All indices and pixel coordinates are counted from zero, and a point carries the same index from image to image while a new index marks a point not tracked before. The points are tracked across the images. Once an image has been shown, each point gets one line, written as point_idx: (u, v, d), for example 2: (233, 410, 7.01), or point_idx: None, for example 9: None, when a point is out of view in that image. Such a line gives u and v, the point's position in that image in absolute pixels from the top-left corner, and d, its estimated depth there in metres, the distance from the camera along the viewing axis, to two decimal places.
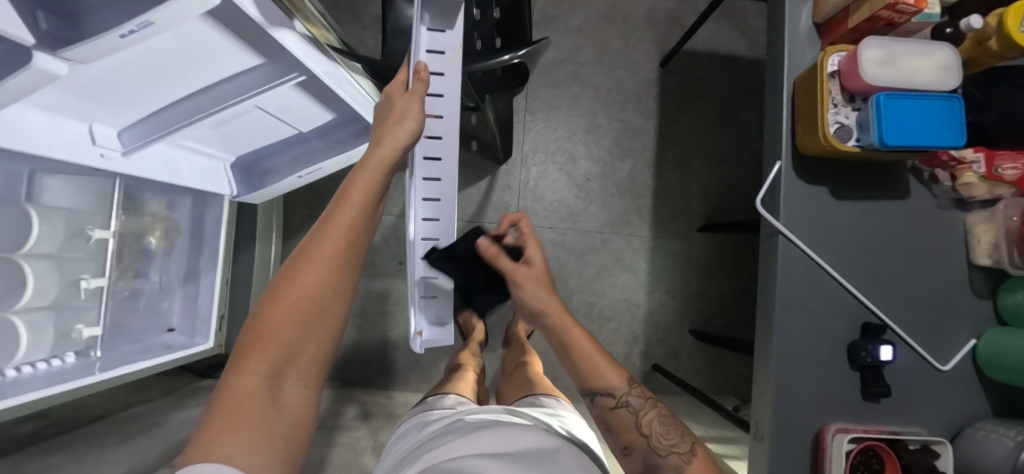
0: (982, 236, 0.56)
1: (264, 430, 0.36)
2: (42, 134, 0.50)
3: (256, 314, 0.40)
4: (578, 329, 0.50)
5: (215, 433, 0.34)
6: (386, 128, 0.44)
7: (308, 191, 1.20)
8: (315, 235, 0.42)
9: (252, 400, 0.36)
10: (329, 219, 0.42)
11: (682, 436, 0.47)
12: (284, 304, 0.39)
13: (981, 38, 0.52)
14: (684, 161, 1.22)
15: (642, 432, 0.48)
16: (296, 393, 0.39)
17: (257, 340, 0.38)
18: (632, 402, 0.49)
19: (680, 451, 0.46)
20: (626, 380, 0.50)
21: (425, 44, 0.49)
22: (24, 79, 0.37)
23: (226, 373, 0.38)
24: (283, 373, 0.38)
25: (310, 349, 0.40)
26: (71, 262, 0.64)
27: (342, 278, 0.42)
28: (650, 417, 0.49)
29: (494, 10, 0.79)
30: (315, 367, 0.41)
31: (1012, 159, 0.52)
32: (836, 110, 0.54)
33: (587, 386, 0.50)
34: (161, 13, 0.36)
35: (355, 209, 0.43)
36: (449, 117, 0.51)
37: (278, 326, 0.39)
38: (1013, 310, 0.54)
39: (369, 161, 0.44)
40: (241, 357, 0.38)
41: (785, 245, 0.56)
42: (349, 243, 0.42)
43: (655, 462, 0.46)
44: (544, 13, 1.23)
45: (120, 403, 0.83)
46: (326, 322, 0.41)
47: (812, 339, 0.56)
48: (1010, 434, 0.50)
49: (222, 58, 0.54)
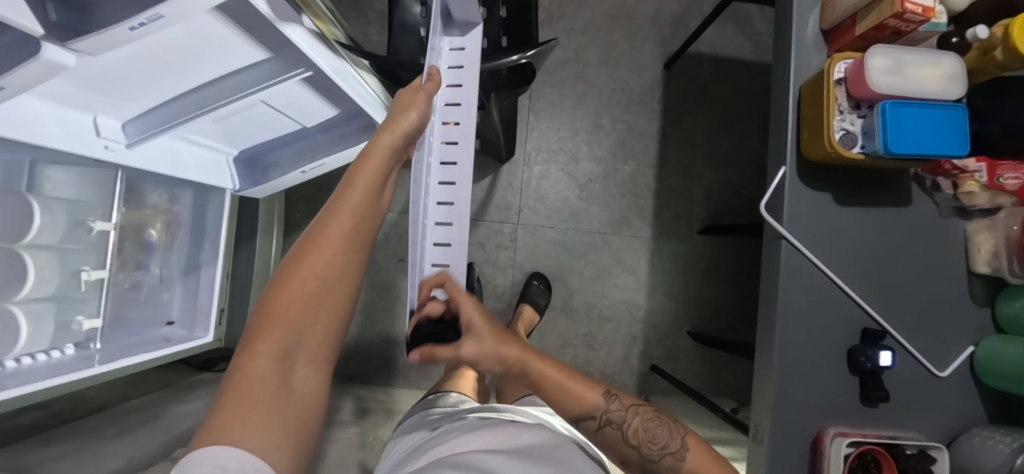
0: (982, 244, 0.57)
1: (276, 412, 0.36)
2: (46, 123, 0.49)
3: (266, 299, 0.41)
4: (540, 358, 0.48)
5: (226, 416, 0.34)
6: (388, 120, 0.46)
7: (311, 186, 1.20)
8: (321, 219, 0.45)
9: (265, 381, 0.37)
10: (335, 205, 0.45)
11: (671, 433, 0.47)
12: (293, 285, 0.41)
13: (986, 48, 0.53)
14: (686, 163, 1.22)
15: (631, 444, 0.48)
16: (305, 377, 0.40)
17: (267, 321, 0.40)
18: (614, 418, 0.48)
19: (672, 451, 0.46)
20: (604, 395, 0.48)
21: (448, 61, 0.52)
22: (32, 71, 0.37)
23: (237, 356, 0.39)
24: (292, 355, 0.40)
25: (318, 331, 0.42)
26: (71, 254, 0.63)
27: (349, 260, 0.44)
28: (636, 426, 0.48)
29: (501, 9, 0.80)
30: (322, 349, 0.42)
31: (1013, 169, 0.53)
32: (842, 117, 0.54)
33: (569, 416, 0.49)
34: (170, 7, 0.36)
35: (360, 195, 0.45)
36: (466, 123, 0.50)
37: (287, 307, 0.40)
38: (1012, 319, 0.54)
39: (376, 147, 0.46)
40: (251, 339, 0.39)
41: (788, 250, 0.57)
42: (355, 227, 0.45)
43: (651, 467, 0.47)
44: (549, 13, 1.23)
45: (119, 396, 0.83)
46: (334, 304, 0.43)
47: (812, 344, 0.56)
48: (1006, 441, 0.51)
49: (231, 52, 0.53)
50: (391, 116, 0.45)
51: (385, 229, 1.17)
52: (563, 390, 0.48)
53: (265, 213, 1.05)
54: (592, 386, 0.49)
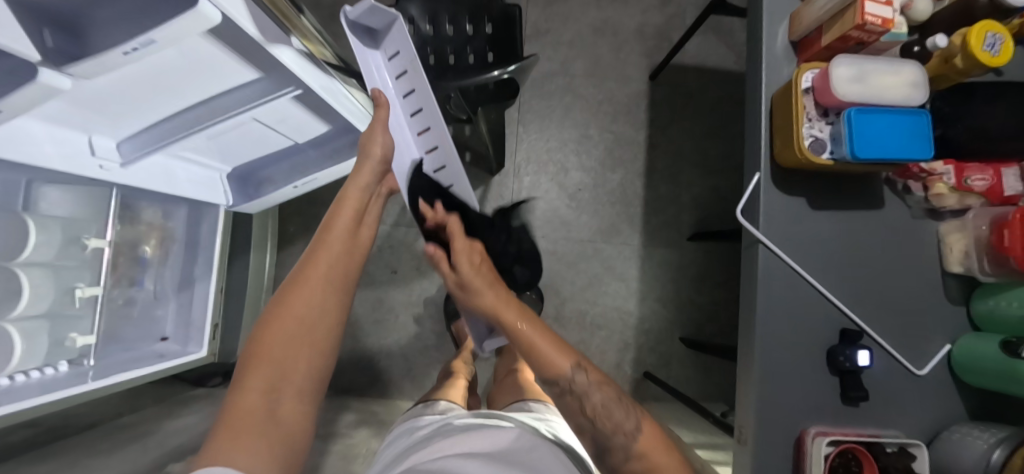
0: (954, 245, 0.58)
1: (266, 440, 0.38)
2: (42, 144, 0.51)
3: (252, 338, 0.43)
4: (510, 316, 0.45)
5: (220, 444, 0.36)
6: (360, 160, 0.49)
7: (304, 200, 1.22)
8: (303, 260, 0.47)
9: (255, 413, 0.39)
10: (316, 246, 0.47)
11: (628, 415, 0.44)
12: (277, 323, 0.43)
13: (947, 56, 0.55)
14: (674, 171, 1.25)
15: (587, 416, 0.45)
16: (292, 407, 0.41)
17: (253, 359, 0.41)
18: (577, 389, 0.45)
19: (625, 431, 0.44)
20: (573, 366, 0.45)
21: (391, 73, 0.54)
22: (32, 93, 0.39)
23: (229, 392, 0.41)
24: (280, 388, 0.41)
25: (304, 362, 0.43)
26: (66, 271, 0.65)
27: (329, 295, 0.46)
28: (597, 402, 0.45)
29: (487, 26, 0.83)
30: (307, 382, 0.43)
31: (979, 171, 0.56)
32: (810, 124, 0.56)
33: (536, 372, 0.47)
34: (165, 32, 0.38)
35: (340, 234, 0.48)
36: (434, 127, 0.53)
37: (273, 344, 0.42)
38: (987, 315, 0.56)
39: (351, 191, 0.50)
40: (240, 377, 0.41)
41: (766, 254, 0.58)
42: (337, 263, 0.47)
43: (603, 444, 0.44)
44: (536, 27, 1.26)
45: (112, 412, 0.83)
46: (319, 338, 0.44)
47: (792, 345, 0.57)
48: (984, 436, 0.51)
49: (223, 73, 0.55)
50: (359, 160, 0.49)
51: (378, 241, 1.19)
52: (534, 351, 0.46)
53: (258, 227, 1.05)
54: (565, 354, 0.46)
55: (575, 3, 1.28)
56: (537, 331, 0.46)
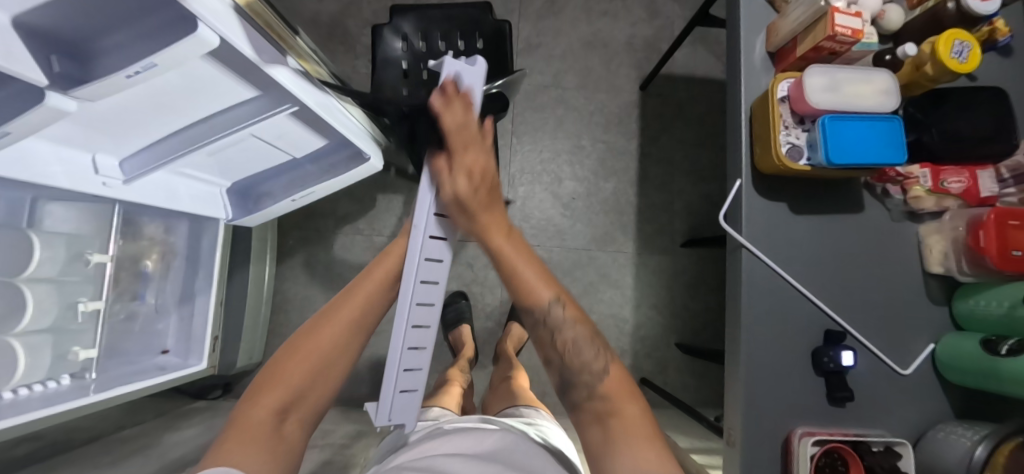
0: (934, 245, 0.60)
1: (267, 455, 0.42)
2: (50, 164, 0.54)
3: (278, 358, 0.49)
4: (511, 247, 0.50)
5: (226, 449, 0.41)
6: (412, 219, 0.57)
7: (303, 213, 1.24)
8: (340, 298, 0.53)
9: (260, 429, 0.43)
10: (354, 288, 0.53)
11: (597, 357, 0.50)
12: (301, 354, 0.48)
13: (917, 63, 0.57)
14: (665, 179, 1.27)
15: (557, 349, 0.51)
16: (293, 430, 0.46)
17: (271, 378, 0.47)
18: (551, 321, 0.50)
19: (593, 371, 0.49)
20: (552, 299, 0.50)
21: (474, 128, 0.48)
22: (40, 116, 0.42)
23: (242, 403, 0.46)
24: (288, 410, 0.46)
25: (314, 393, 0.48)
26: (69, 286, 0.67)
27: (351, 337, 0.51)
28: (569, 335, 0.50)
29: (478, 41, 0.86)
30: (312, 411, 0.48)
31: (955, 174, 0.58)
32: (787, 131, 0.58)
33: (520, 300, 0.52)
34: (165, 56, 0.41)
35: (374, 284, 0.52)
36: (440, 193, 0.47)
37: (291, 370, 0.47)
38: (968, 315, 0.57)
39: (396, 244, 0.55)
40: (256, 391, 0.46)
41: (749, 259, 0.60)
42: (366, 310, 0.52)
43: (570, 375, 0.50)
44: (528, 41, 1.30)
45: (114, 425, 0.84)
46: (331, 374, 0.49)
47: (777, 347, 0.59)
48: (967, 434, 0.52)
49: (222, 92, 0.58)
50: None
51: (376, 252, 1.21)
52: (519, 279, 0.50)
53: (258, 240, 1.06)
54: (547, 286, 0.51)
55: (566, 18, 1.31)
56: (525, 259, 0.51)
